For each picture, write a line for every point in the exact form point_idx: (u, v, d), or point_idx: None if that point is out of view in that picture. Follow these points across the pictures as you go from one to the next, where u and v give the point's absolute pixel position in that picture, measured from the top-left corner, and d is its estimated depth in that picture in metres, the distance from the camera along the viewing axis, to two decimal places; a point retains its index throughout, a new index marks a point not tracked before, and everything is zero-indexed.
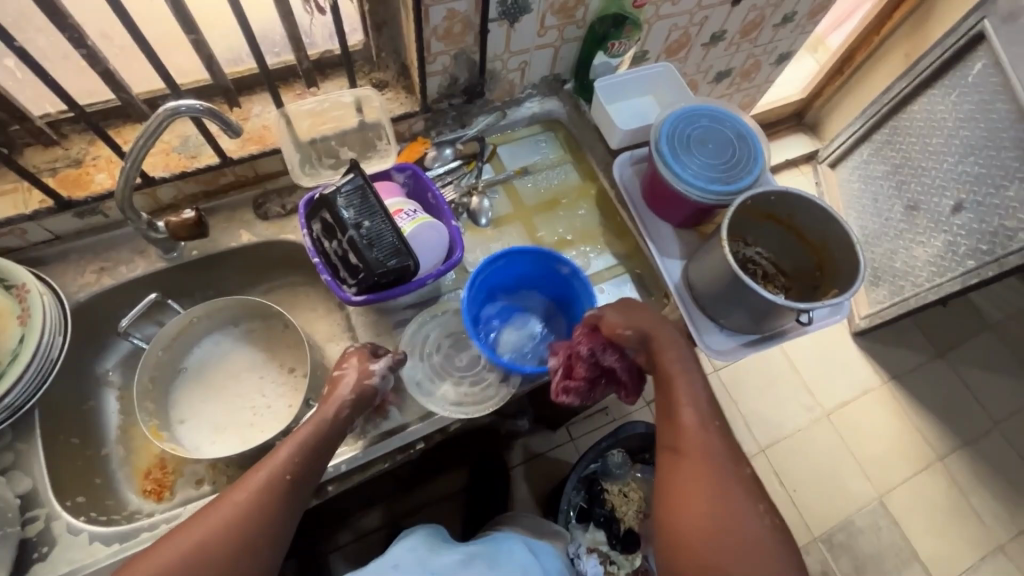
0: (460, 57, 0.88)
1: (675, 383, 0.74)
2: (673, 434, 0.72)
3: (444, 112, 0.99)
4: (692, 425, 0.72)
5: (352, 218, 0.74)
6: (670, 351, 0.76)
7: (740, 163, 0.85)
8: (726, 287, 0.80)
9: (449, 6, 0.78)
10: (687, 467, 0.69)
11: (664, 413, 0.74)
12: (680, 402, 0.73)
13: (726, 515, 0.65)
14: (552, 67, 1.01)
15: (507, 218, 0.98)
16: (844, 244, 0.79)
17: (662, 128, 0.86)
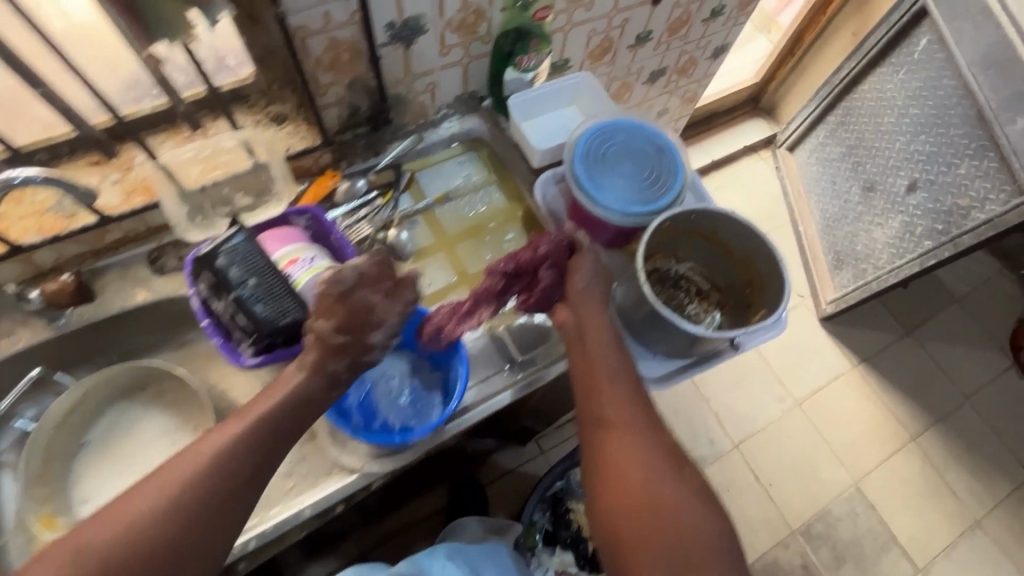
0: (356, 85, 0.82)
1: (598, 354, 0.72)
2: (597, 408, 0.69)
3: (351, 143, 0.93)
4: (616, 398, 0.69)
5: (237, 276, 0.68)
6: (593, 321, 0.73)
7: (658, 181, 0.81)
8: (651, 314, 0.76)
9: (330, 35, 0.72)
10: (615, 440, 0.67)
11: (588, 387, 0.71)
12: (601, 378, 0.70)
13: (658, 482, 0.63)
14: (465, 85, 0.96)
15: (429, 250, 0.93)
16: (770, 259, 0.76)
17: (576, 148, 0.80)
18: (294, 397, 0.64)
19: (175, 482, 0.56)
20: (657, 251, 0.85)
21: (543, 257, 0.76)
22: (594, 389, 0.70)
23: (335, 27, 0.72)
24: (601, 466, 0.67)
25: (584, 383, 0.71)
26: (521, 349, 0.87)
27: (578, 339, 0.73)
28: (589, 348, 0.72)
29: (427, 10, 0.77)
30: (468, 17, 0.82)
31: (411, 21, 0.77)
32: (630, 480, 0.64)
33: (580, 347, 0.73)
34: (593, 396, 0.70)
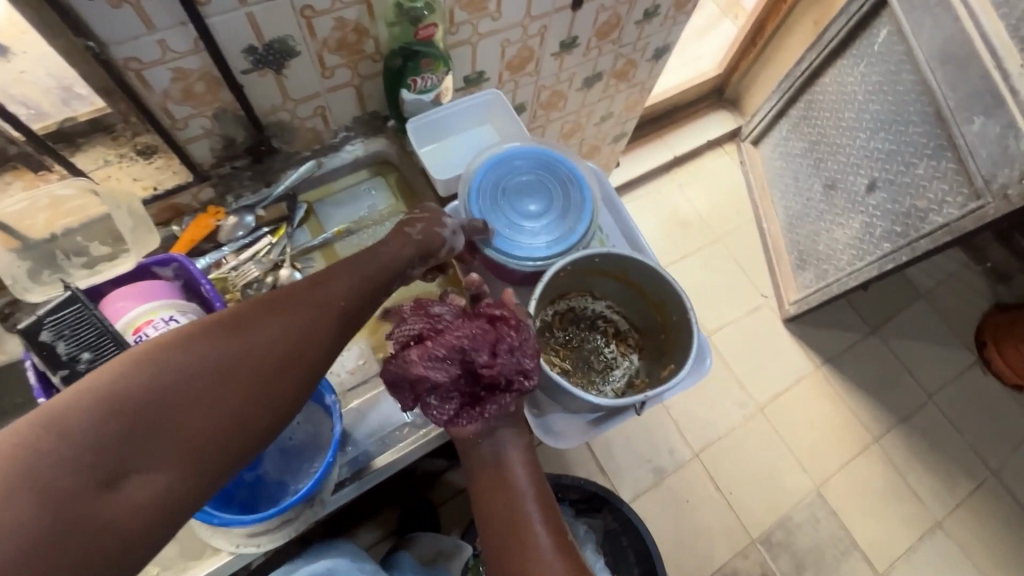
0: (222, 115, 0.73)
1: (517, 492, 0.69)
2: (516, 556, 0.65)
3: (235, 174, 0.83)
4: (536, 542, 0.66)
5: (67, 353, 0.60)
6: (511, 454, 0.70)
7: (561, 218, 0.77)
8: (546, 373, 0.70)
9: (173, 65, 0.63)
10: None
11: (505, 531, 0.67)
12: (522, 520, 0.67)
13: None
14: (363, 105, 0.87)
15: None
16: (680, 307, 0.70)
17: (472, 182, 0.76)
18: (304, 318, 0.53)
19: (243, 334, 0.49)
20: (570, 288, 0.79)
21: (514, 383, 0.66)
22: (512, 533, 0.66)
23: (177, 55, 0.63)
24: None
25: (500, 525, 0.68)
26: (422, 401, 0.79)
27: (492, 470, 0.69)
28: (507, 484, 0.69)
29: (294, 32, 0.68)
30: (346, 37, 0.73)
31: (275, 44, 0.68)
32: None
33: (494, 482, 0.69)
34: (510, 539, 0.66)
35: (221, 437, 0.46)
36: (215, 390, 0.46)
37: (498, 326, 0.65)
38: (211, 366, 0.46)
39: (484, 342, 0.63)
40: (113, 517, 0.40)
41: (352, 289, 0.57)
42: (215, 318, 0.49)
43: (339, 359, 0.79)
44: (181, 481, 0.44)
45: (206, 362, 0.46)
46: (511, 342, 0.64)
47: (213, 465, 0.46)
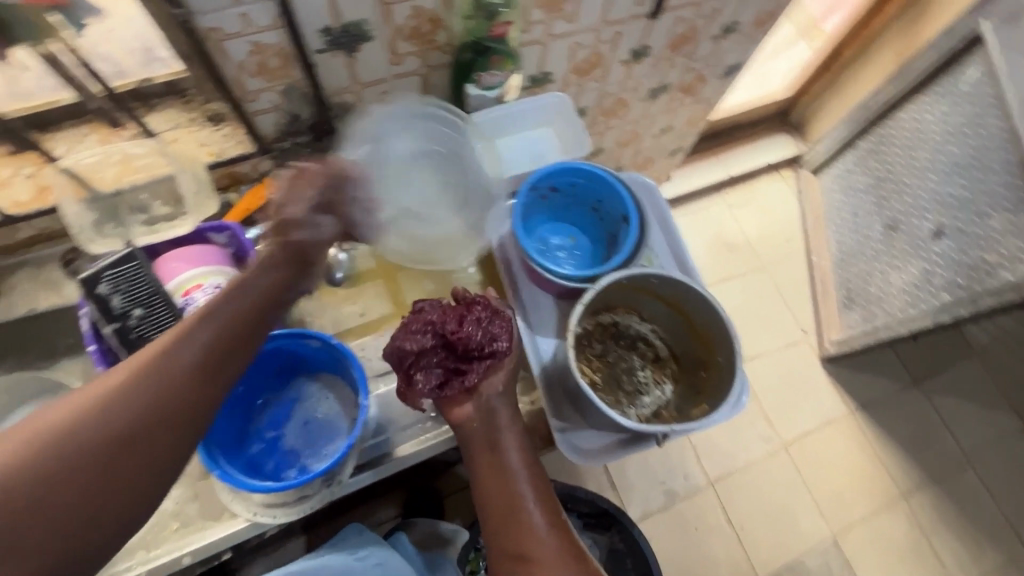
0: (292, 92, 0.74)
1: (514, 476, 0.65)
2: (512, 542, 0.61)
3: (296, 149, 0.84)
4: (534, 527, 0.61)
5: (120, 307, 0.62)
6: (507, 436, 0.67)
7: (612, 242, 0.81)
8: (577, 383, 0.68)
9: (252, 39, 0.64)
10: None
11: (502, 514, 0.63)
12: (522, 501, 0.63)
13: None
14: (427, 95, 0.87)
15: (369, 274, 0.86)
16: (728, 348, 0.68)
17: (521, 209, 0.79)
18: (151, 372, 0.48)
19: (80, 418, 0.44)
20: (617, 303, 0.76)
21: (490, 350, 0.69)
22: (509, 517, 0.62)
23: (257, 30, 0.63)
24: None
25: (498, 510, 0.64)
26: None
27: (488, 455, 0.66)
28: (505, 467, 0.65)
29: (371, 16, 0.68)
30: (421, 26, 0.72)
31: (351, 28, 0.68)
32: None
33: (493, 465, 0.66)
34: (507, 522, 0.62)
35: (74, 520, 0.42)
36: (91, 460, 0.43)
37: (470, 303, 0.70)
38: (43, 462, 0.41)
39: (454, 314, 0.69)
40: None
41: (206, 343, 0.51)
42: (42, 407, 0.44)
43: (374, 343, 0.82)
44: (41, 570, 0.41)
45: (39, 457, 0.41)
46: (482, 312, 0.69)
47: (84, 543, 0.43)
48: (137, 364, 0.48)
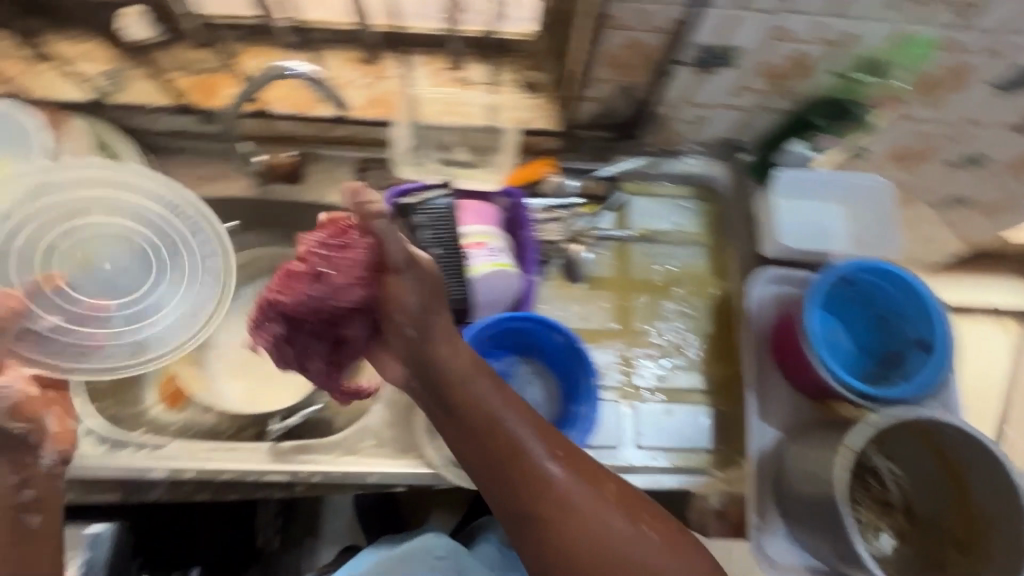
0: (625, 91, 0.73)
1: (500, 424, 0.54)
2: (549, 513, 0.51)
3: (587, 140, 0.84)
4: (558, 479, 0.52)
5: (424, 241, 0.67)
6: (476, 384, 0.55)
7: (896, 361, 0.69)
8: (827, 495, 0.62)
9: (632, 34, 0.63)
10: (585, 543, 0.50)
11: (505, 474, 0.52)
12: (512, 452, 0.53)
13: (647, 558, 0.50)
14: (736, 131, 0.81)
15: (604, 283, 0.84)
16: (1011, 544, 0.59)
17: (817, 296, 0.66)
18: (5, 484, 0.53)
19: None
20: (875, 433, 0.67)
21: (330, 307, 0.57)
22: (534, 484, 0.51)
23: (645, 27, 0.62)
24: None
25: (513, 477, 0.52)
26: (642, 440, 0.76)
27: (442, 401, 0.55)
28: (488, 417, 0.54)
29: (750, 44, 0.64)
30: (789, 68, 0.68)
31: (724, 50, 0.65)
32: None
33: (464, 431, 0.54)
34: (538, 489, 0.51)
35: None
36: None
37: (323, 240, 0.57)
38: None
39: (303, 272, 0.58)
40: None
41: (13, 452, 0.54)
42: None
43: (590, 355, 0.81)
44: None
45: None
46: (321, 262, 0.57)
47: None
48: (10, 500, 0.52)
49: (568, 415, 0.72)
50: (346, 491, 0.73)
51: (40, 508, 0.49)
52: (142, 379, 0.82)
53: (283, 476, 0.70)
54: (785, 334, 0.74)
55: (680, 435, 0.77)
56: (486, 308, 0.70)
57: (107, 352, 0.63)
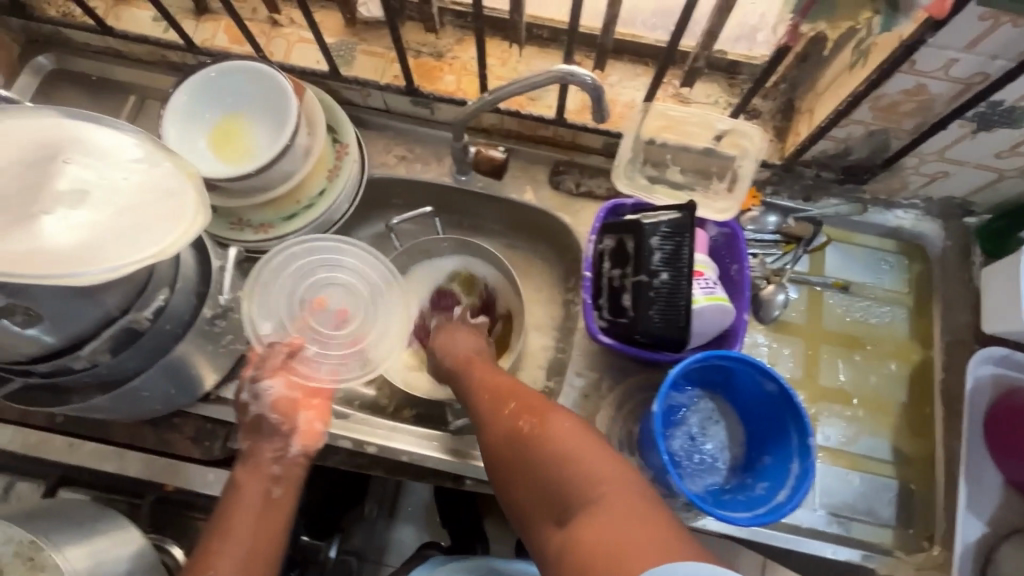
0: (876, 135, 0.69)
1: (478, 382, 0.66)
2: (503, 446, 0.59)
3: (802, 177, 0.79)
4: (507, 416, 0.60)
5: (654, 263, 0.64)
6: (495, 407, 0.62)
7: None
8: None
9: (922, 80, 0.59)
10: (519, 460, 0.56)
11: (485, 416, 0.62)
12: (499, 401, 0.62)
13: (573, 475, 0.52)
14: (975, 192, 0.75)
15: (793, 330, 0.79)
16: None
17: None
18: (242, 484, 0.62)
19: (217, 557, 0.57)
20: None
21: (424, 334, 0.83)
22: (491, 421, 0.61)
23: (940, 76, 0.58)
24: (523, 505, 0.56)
25: (480, 417, 0.63)
26: (822, 502, 0.72)
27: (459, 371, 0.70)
28: (481, 395, 0.65)
29: None
30: None
31: (1018, 111, 0.59)
32: (545, 497, 0.54)
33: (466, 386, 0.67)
34: (493, 428, 0.61)
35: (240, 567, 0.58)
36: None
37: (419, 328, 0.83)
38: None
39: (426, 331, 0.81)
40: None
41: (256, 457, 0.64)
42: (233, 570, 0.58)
43: None
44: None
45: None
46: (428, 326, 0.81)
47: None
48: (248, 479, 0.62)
49: (764, 466, 0.67)
50: None
51: (283, 482, 0.63)
52: None
53: (458, 468, 0.71)
54: (1011, 421, 0.69)
55: (860, 505, 0.72)
56: (697, 339, 0.67)
57: (350, 365, 0.71)
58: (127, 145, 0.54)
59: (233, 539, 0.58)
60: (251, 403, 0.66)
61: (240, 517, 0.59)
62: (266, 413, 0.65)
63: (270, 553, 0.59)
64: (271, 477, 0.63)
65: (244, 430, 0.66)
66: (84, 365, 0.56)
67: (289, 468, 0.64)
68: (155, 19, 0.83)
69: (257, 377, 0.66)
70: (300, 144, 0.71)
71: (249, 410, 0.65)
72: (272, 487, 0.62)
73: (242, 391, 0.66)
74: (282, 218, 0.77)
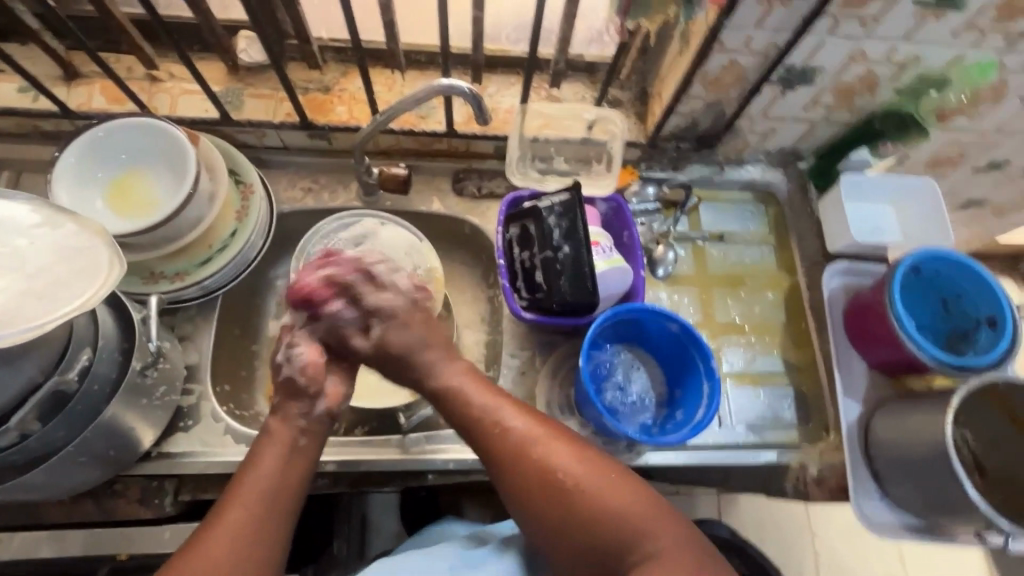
0: (713, 105, 0.83)
1: (503, 422, 0.63)
2: (542, 484, 0.60)
3: (666, 150, 0.92)
4: (542, 455, 0.61)
5: (556, 239, 0.73)
6: (513, 426, 0.63)
7: (957, 341, 0.80)
8: (927, 450, 0.70)
9: (733, 56, 0.73)
10: (557, 493, 0.59)
11: (499, 444, 0.63)
12: (514, 427, 0.63)
13: (632, 523, 0.57)
14: (799, 141, 0.91)
15: (686, 280, 0.91)
16: None
17: (894, 280, 0.76)
18: (274, 442, 0.63)
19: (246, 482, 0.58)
20: (963, 406, 0.75)
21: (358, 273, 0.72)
22: (524, 464, 0.61)
23: (745, 51, 0.72)
24: (568, 547, 0.59)
25: (503, 456, 0.62)
26: (738, 419, 0.83)
27: (450, 396, 0.67)
28: (488, 416, 0.64)
29: (830, 66, 0.75)
30: (858, 86, 0.78)
31: (807, 70, 0.75)
32: (592, 533, 0.58)
33: (466, 410, 0.66)
34: (527, 467, 0.61)
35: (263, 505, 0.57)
36: (282, 529, 0.57)
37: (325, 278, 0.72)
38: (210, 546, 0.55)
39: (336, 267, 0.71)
40: (249, 526, 0.55)
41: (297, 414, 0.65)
42: (256, 506, 0.57)
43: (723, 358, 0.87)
44: (256, 527, 0.56)
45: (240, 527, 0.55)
46: (349, 282, 0.71)
47: (265, 529, 0.56)
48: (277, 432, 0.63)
49: (683, 395, 0.77)
50: (472, 477, 0.77)
51: (307, 433, 0.64)
52: (253, 380, 0.86)
53: (418, 465, 0.75)
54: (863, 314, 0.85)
55: (766, 415, 0.84)
56: (605, 300, 0.77)
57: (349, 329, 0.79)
58: (19, 209, 0.54)
59: (259, 473, 0.59)
60: (284, 365, 0.67)
61: (270, 458, 0.61)
62: (296, 375, 0.66)
63: (297, 496, 0.60)
64: (299, 428, 0.64)
65: (275, 390, 0.67)
66: (11, 440, 0.54)
67: (315, 421, 0.65)
68: (20, 90, 0.80)
69: (294, 340, 0.69)
70: (204, 188, 0.73)
71: (282, 372, 0.67)
72: (299, 436, 0.64)
73: (276, 352, 0.68)
74: (195, 264, 0.77)
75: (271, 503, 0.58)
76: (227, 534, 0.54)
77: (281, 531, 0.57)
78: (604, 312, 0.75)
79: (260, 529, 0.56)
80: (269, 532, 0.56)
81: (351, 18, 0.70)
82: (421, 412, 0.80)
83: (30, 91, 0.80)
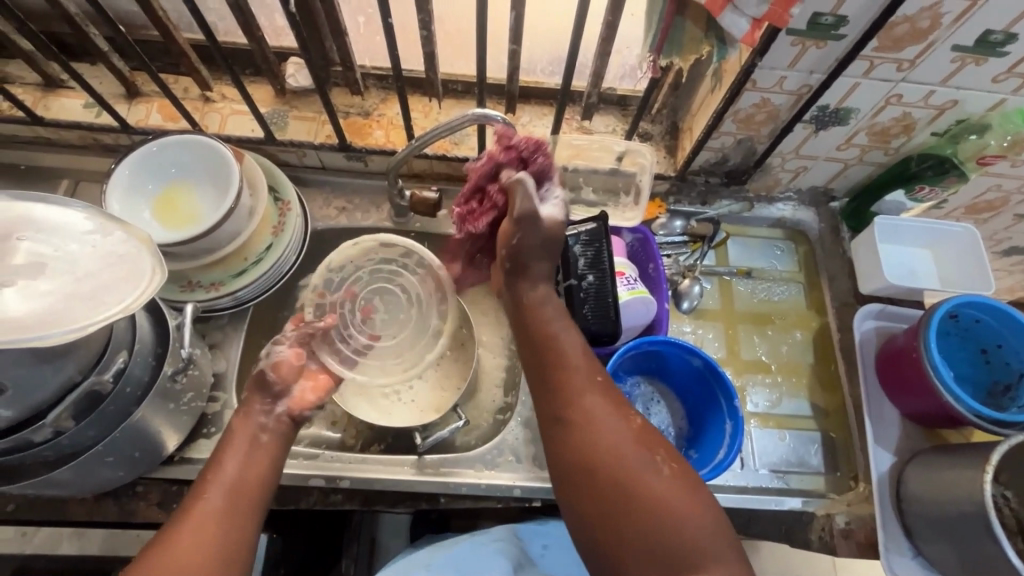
0: (744, 143, 0.83)
1: (582, 387, 0.59)
2: (600, 469, 0.54)
3: (695, 184, 0.92)
4: (609, 439, 0.55)
5: (581, 268, 0.74)
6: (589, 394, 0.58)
7: (994, 395, 0.77)
8: (964, 511, 0.66)
9: (765, 95, 0.74)
10: (614, 481, 0.53)
11: (568, 407, 0.58)
12: (587, 396, 0.58)
13: (688, 544, 0.50)
14: (831, 180, 0.91)
15: (711, 315, 0.90)
16: None
17: (934, 325, 0.73)
18: (228, 445, 0.59)
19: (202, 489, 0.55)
20: (1002, 463, 0.72)
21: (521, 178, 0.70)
22: (591, 433, 0.56)
23: (777, 90, 0.73)
24: (609, 545, 0.52)
25: (572, 418, 0.57)
26: (761, 462, 0.81)
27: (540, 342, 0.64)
28: (564, 374, 0.60)
29: (864, 108, 0.74)
30: (894, 128, 0.77)
31: (841, 111, 0.75)
32: (638, 539, 0.51)
33: (550, 361, 0.62)
34: (592, 439, 0.55)
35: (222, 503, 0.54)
36: (241, 531, 0.54)
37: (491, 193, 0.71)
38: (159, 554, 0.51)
39: (487, 206, 0.72)
40: (202, 529, 0.52)
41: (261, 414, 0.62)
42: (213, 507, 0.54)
43: (755, 399, 0.85)
44: (213, 527, 0.53)
45: (198, 526, 0.52)
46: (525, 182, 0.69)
47: (225, 528, 0.53)
48: (237, 435, 0.60)
49: (704, 433, 0.75)
50: (484, 504, 0.77)
51: (270, 429, 0.62)
52: None
53: (432, 486, 0.75)
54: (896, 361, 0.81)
55: (790, 460, 0.82)
56: (626, 330, 0.78)
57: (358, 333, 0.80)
58: (74, 217, 0.58)
59: (221, 471, 0.57)
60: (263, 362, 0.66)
61: (228, 455, 0.58)
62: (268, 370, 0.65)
63: (260, 489, 0.57)
64: (261, 423, 0.62)
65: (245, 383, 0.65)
66: (46, 436, 0.57)
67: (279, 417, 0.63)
68: (86, 106, 0.86)
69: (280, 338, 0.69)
70: (245, 204, 0.76)
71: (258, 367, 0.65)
72: (261, 431, 0.61)
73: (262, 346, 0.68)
74: (229, 276, 0.80)
75: (235, 499, 0.55)
76: (186, 538, 0.51)
77: (245, 528, 0.54)
78: (625, 344, 0.76)
79: (219, 528, 0.53)
80: (229, 532, 0.53)
81: (394, 50, 0.74)
82: (435, 436, 0.78)
83: (92, 106, 0.86)
